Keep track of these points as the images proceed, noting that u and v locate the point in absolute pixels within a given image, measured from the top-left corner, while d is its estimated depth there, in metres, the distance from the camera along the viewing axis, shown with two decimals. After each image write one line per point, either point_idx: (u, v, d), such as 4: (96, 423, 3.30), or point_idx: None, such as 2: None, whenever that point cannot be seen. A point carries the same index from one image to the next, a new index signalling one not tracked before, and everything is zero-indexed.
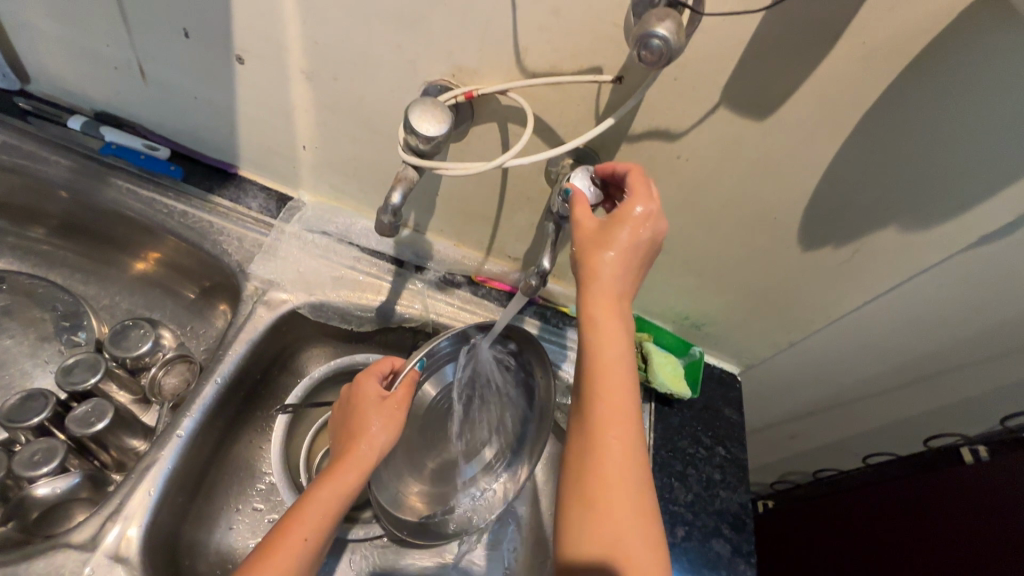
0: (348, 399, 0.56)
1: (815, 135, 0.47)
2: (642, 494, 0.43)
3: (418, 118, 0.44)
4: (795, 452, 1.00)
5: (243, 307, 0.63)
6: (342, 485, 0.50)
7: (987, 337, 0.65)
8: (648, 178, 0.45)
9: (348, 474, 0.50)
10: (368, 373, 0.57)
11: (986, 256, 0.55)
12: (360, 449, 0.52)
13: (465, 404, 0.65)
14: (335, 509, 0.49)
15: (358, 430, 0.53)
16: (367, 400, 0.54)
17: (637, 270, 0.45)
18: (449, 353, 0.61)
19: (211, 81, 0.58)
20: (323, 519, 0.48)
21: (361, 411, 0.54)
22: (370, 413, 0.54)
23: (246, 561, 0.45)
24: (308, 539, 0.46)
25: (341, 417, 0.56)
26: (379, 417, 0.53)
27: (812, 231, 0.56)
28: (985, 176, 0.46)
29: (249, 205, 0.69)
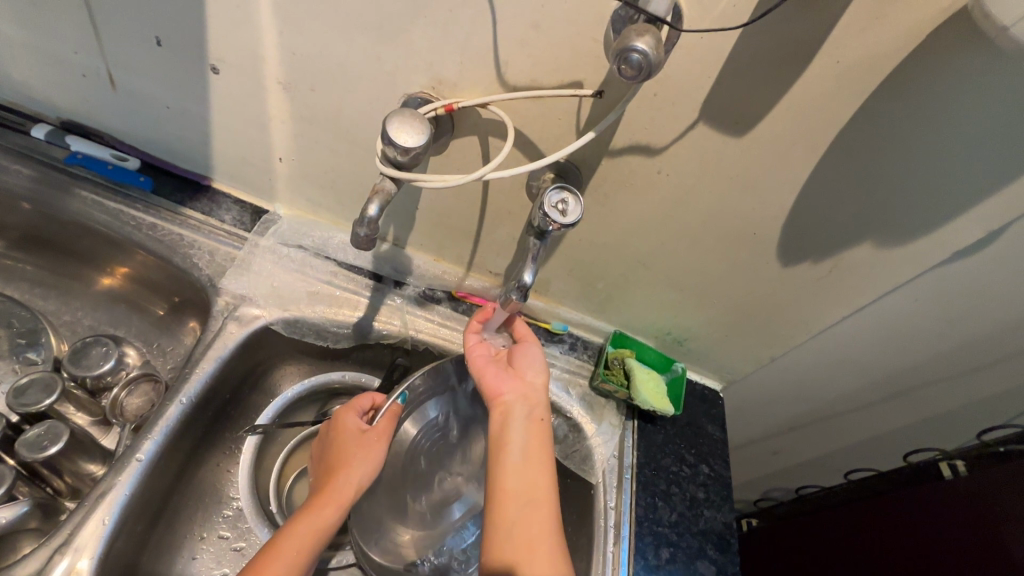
0: (330, 432, 0.56)
1: (793, 150, 0.47)
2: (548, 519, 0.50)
3: (396, 129, 0.43)
4: (777, 468, 1.00)
5: (212, 323, 0.60)
6: (321, 518, 0.49)
7: (959, 351, 0.67)
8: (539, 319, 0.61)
9: (326, 508, 0.49)
10: (349, 409, 0.56)
11: (958, 270, 0.57)
12: (339, 482, 0.51)
13: (448, 441, 0.62)
14: (311, 545, 0.47)
15: (339, 464, 0.52)
16: (347, 433, 0.54)
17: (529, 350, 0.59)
18: (430, 389, 0.60)
19: (185, 91, 0.56)
20: (297, 559, 0.46)
21: (343, 445, 0.53)
22: (350, 447, 0.53)
23: None
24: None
25: (320, 452, 0.56)
26: (360, 452, 0.53)
27: (791, 247, 0.56)
28: (954, 193, 0.47)
29: (222, 218, 0.67)
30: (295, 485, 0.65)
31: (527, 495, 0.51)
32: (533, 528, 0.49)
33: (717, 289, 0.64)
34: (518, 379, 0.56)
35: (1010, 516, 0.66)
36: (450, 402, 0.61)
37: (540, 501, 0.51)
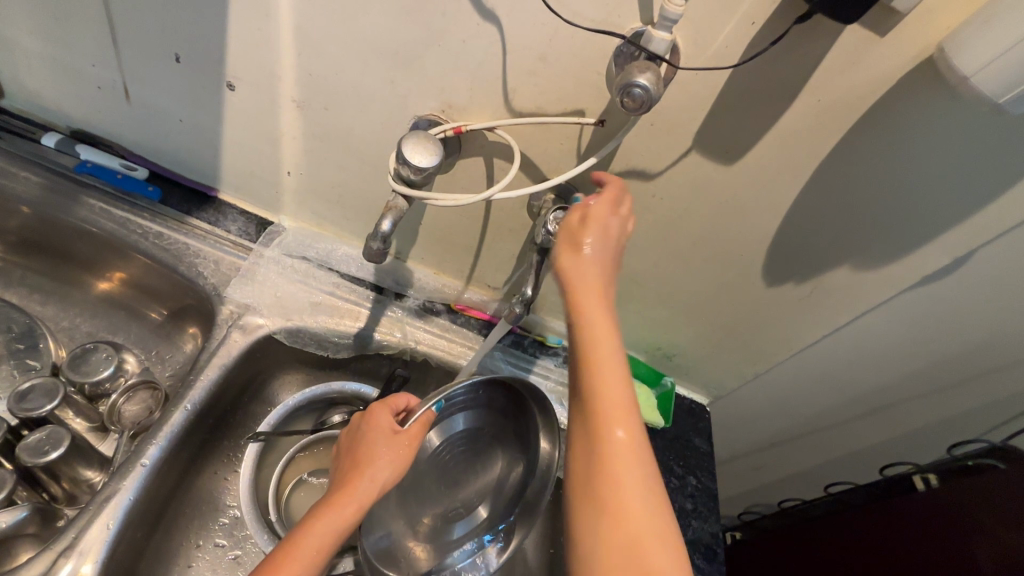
0: (358, 428, 0.55)
1: (778, 179, 0.51)
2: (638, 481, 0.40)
3: (411, 150, 0.45)
4: (760, 483, 1.03)
5: (217, 331, 0.61)
6: (341, 518, 0.48)
7: (930, 370, 0.71)
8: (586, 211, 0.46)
9: (347, 506, 0.48)
10: (379, 409, 0.55)
11: (927, 293, 0.61)
12: (363, 480, 0.50)
13: (467, 458, 0.62)
14: (329, 546, 0.47)
15: (362, 462, 0.51)
16: (376, 433, 0.53)
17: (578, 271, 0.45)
18: (462, 404, 0.60)
19: (199, 105, 0.58)
20: (315, 556, 0.46)
21: (371, 444, 0.52)
22: (379, 446, 0.52)
23: None
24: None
25: (347, 443, 0.55)
26: (388, 452, 0.51)
27: (775, 269, 0.60)
28: (923, 224, 0.51)
29: (228, 229, 0.68)
30: (294, 493, 0.65)
31: (585, 473, 0.42)
32: (588, 518, 0.41)
33: (706, 307, 0.67)
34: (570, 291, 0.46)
35: (976, 528, 0.71)
36: (477, 419, 0.61)
37: (598, 474, 0.41)
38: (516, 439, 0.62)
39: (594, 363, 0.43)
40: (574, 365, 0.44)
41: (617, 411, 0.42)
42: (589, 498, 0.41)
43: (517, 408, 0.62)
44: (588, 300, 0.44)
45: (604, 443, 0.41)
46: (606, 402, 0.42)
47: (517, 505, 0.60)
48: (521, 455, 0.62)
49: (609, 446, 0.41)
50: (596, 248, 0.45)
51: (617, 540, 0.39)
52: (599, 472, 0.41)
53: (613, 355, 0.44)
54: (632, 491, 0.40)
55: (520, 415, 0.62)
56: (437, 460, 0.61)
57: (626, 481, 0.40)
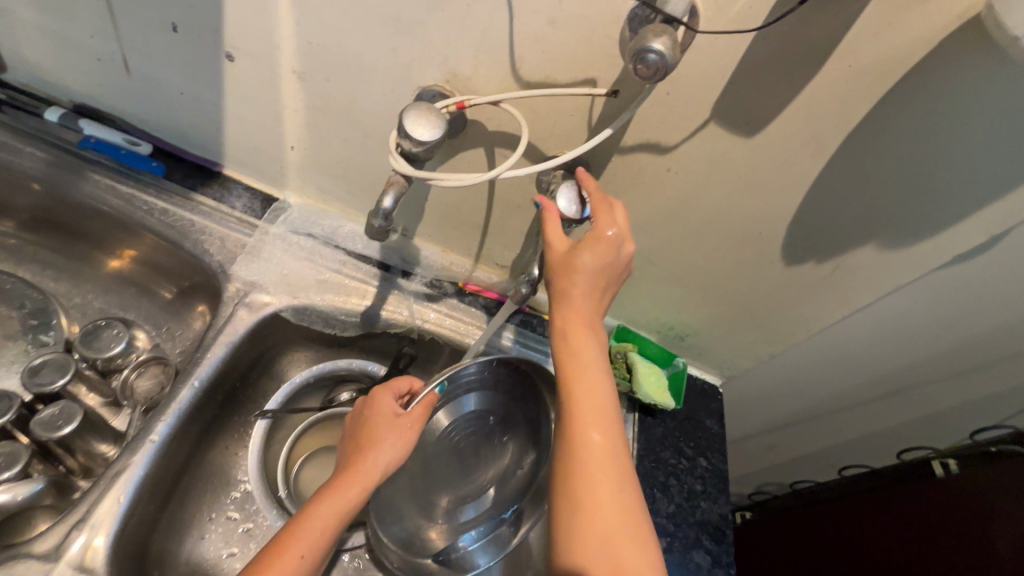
0: (361, 412, 0.54)
1: (801, 152, 0.48)
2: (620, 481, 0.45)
3: (412, 122, 0.43)
4: (771, 463, 1.02)
5: (223, 309, 0.61)
6: (344, 500, 0.48)
7: (955, 353, 0.69)
8: (611, 203, 0.47)
9: (350, 488, 0.48)
10: (383, 392, 0.55)
11: (956, 273, 0.57)
12: (367, 462, 0.50)
13: (477, 441, 0.61)
14: (333, 526, 0.47)
15: (366, 445, 0.51)
16: (379, 414, 0.53)
17: (588, 274, 0.46)
18: (471, 385, 0.59)
19: (198, 77, 0.56)
20: (318, 536, 0.46)
21: (374, 426, 0.52)
22: (382, 428, 0.52)
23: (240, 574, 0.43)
24: (305, 556, 0.45)
25: (351, 426, 0.55)
26: (391, 435, 0.51)
27: (795, 247, 0.57)
28: (956, 199, 0.49)
29: (233, 205, 0.67)
30: (302, 471, 0.65)
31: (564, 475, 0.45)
32: (568, 515, 0.44)
33: (720, 286, 0.65)
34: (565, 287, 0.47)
35: (998, 517, 0.68)
36: (486, 402, 0.61)
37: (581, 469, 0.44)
38: (526, 423, 0.62)
39: (581, 367, 0.47)
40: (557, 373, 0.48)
41: (596, 417, 0.46)
42: (568, 497, 0.44)
43: (527, 391, 0.61)
44: (574, 311, 0.47)
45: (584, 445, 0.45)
46: (587, 407, 0.46)
47: (530, 485, 0.59)
48: (531, 440, 0.61)
49: (588, 448, 0.45)
50: (592, 266, 0.46)
51: (594, 535, 0.43)
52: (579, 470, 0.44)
53: (593, 364, 0.47)
54: (608, 487, 0.44)
55: (531, 399, 0.61)
56: (448, 440, 0.60)
57: (600, 479, 0.44)
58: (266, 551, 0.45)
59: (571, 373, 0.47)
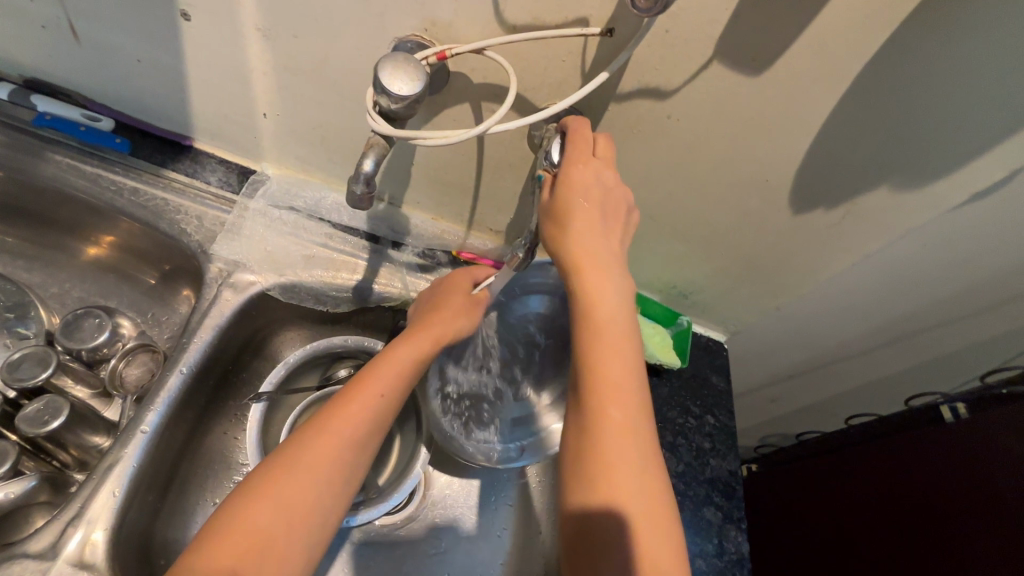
0: (440, 285, 0.58)
1: (812, 91, 0.44)
2: (638, 451, 0.43)
3: (388, 76, 0.39)
4: (776, 414, 1.02)
5: (206, 291, 0.58)
6: (421, 345, 0.51)
7: (966, 296, 0.67)
8: (586, 130, 0.44)
9: (422, 338, 0.52)
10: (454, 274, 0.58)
11: (971, 214, 0.55)
12: (437, 317, 0.53)
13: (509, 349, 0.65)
14: (410, 372, 0.50)
15: (439, 308, 0.54)
16: (452, 286, 0.56)
17: (599, 207, 0.44)
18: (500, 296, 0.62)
19: (154, 41, 0.52)
20: (393, 380, 0.49)
21: (447, 296, 0.55)
22: (455, 295, 0.55)
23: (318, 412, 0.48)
24: (383, 395, 0.49)
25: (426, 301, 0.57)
26: (461, 299, 0.55)
27: (804, 195, 0.54)
28: (975, 133, 0.46)
29: (208, 180, 0.63)
30: None
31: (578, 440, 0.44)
32: (579, 486, 0.43)
33: (725, 240, 0.62)
34: (577, 230, 0.44)
35: (1000, 455, 0.68)
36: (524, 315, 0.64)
37: (593, 438, 0.43)
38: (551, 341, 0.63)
39: (597, 330, 0.44)
40: (575, 338, 0.46)
41: (616, 392, 0.43)
42: (579, 464, 0.43)
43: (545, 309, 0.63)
44: (593, 269, 0.44)
45: (600, 422, 0.43)
46: (608, 380, 0.44)
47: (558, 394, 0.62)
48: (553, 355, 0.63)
49: (605, 424, 0.43)
50: (587, 203, 0.44)
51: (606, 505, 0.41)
52: (594, 445, 0.42)
53: (617, 331, 0.45)
54: (626, 465, 0.42)
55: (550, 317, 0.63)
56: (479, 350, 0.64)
57: (618, 450, 0.42)
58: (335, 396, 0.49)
59: (592, 342, 0.45)
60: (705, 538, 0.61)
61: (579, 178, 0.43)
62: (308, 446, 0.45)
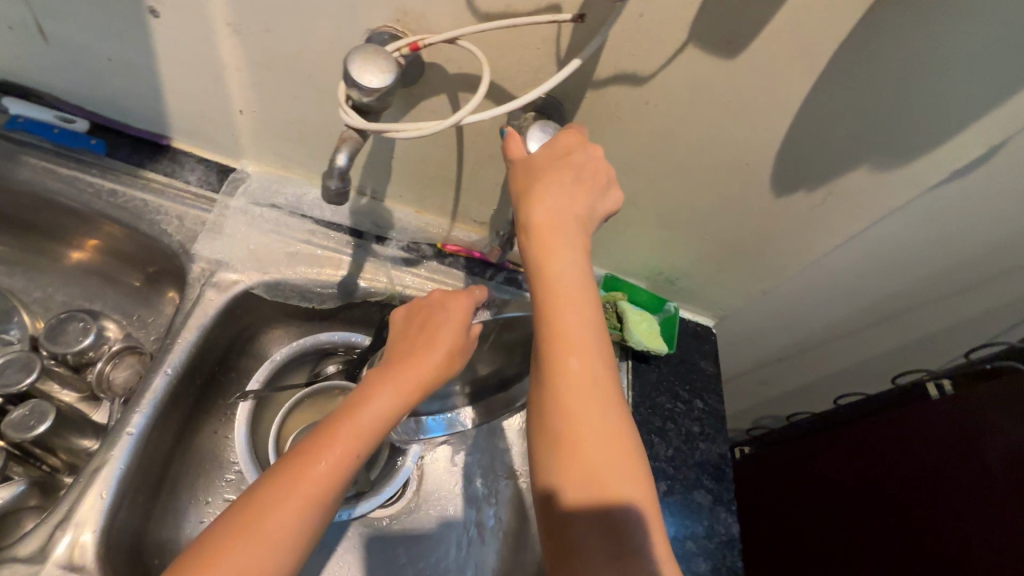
0: (429, 311, 0.51)
1: (787, 72, 0.44)
2: (604, 407, 0.43)
3: (358, 69, 0.39)
4: (769, 396, 1.03)
5: (190, 291, 0.58)
6: (402, 394, 0.46)
7: (949, 274, 0.68)
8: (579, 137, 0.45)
9: (404, 386, 0.46)
10: (444, 301, 0.51)
11: (953, 191, 0.55)
12: (422, 359, 0.48)
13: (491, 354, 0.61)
14: (388, 422, 0.45)
15: (424, 347, 0.49)
16: (441, 320, 0.50)
17: (557, 167, 0.43)
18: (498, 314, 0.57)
19: (125, 40, 0.51)
20: (369, 436, 0.44)
21: (435, 330, 0.49)
22: (443, 333, 0.49)
23: (281, 464, 0.42)
24: (358, 454, 0.43)
25: (410, 326, 0.51)
26: (449, 339, 0.49)
27: (784, 177, 0.54)
28: (950, 110, 0.46)
29: (187, 179, 0.63)
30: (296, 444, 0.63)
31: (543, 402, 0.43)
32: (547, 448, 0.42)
33: (709, 224, 0.62)
34: (534, 193, 0.43)
35: (991, 431, 0.68)
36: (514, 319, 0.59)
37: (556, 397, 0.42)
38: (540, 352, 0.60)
39: (557, 292, 0.43)
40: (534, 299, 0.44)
41: (577, 345, 0.43)
42: (546, 426, 0.42)
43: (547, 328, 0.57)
44: (548, 230, 0.43)
45: (563, 382, 0.42)
46: (571, 342, 0.43)
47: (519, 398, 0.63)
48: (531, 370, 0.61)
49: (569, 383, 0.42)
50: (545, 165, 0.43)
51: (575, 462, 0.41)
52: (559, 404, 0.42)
53: (578, 290, 0.44)
54: (592, 422, 0.42)
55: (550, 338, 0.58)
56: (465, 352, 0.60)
57: (582, 408, 0.42)
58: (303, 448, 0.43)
59: (551, 301, 0.43)
60: (695, 521, 0.62)
61: (549, 156, 0.44)
62: (276, 514, 0.39)
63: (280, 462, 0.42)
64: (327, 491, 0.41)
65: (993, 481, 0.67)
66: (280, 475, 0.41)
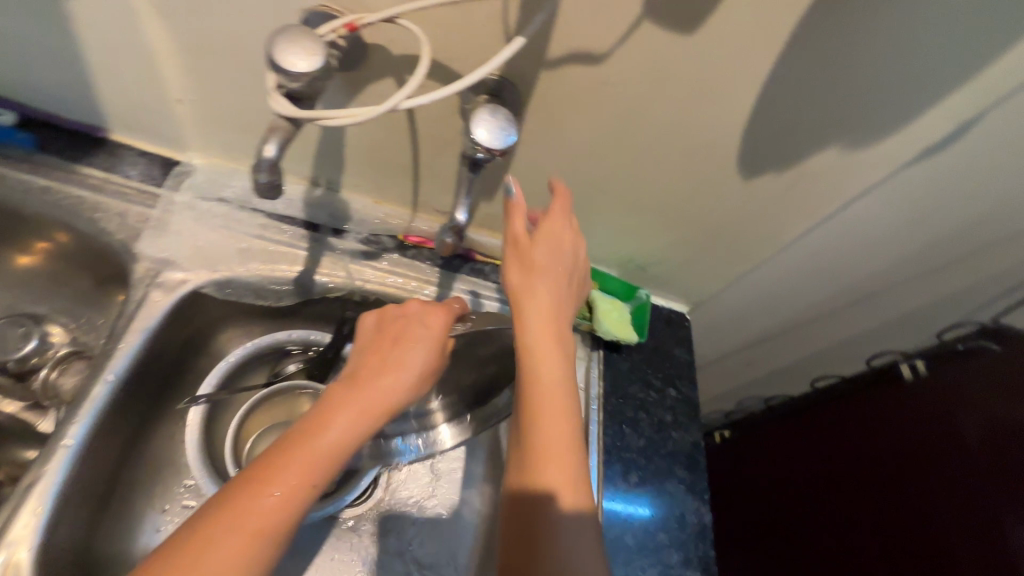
0: (403, 323, 0.48)
1: (748, 48, 0.42)
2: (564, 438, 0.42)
3: (282, 51, 0.35)
4: (748, 378, 1.02)
5: (133, 292, 0.55)
6: (368, 416, 0.42)
7: (924, 254, 0.67)
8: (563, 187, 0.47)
9: (372, 408, 0.42)
10: (418, 316, 0.48)
11: (925, 171, 0.54)
12: (392, 376, 0.44)
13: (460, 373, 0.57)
14: (350, 449, 0.41)
15: (394, 363, 0.45)
16: (414, 335, 0.47)
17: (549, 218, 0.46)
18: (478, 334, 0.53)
19: (38, 25, 0.46)
20: (330, 463, 0.40)
21: (407, 346, 0.46)
22: (415, 350, 0.46)
23: (229, 493, 0.37)
24: (315, 484, 0.39)
25: (383, 336, 0.47)
26: (423, 357, 0.46)
27: (752, 159, 0.52)
28: (919, 86, 0.44)
29: (128, 173, 0.59)
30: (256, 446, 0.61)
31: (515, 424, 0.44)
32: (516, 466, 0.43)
33: (678, 209, 0.60)
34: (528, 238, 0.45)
35: (971, 406, 0.69)
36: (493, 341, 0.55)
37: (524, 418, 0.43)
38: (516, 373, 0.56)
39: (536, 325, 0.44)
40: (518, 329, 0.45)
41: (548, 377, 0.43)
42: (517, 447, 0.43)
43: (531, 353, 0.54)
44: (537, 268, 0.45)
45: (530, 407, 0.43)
46: (547, 406, 0.43)
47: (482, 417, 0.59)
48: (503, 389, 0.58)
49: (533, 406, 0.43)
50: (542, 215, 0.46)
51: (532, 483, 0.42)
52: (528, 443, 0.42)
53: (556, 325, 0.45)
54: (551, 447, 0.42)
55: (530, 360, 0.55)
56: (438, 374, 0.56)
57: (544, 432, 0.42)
58: (249, 477, 0.37)
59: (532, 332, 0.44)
60: (667, 512, 0.61)
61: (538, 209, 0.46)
62: (216, 556, 0.34)
63: (227, 491, 0.37)
64: (277, 527, 0.36)
65: (971, 456, 0.67)
66: (227, 510, 0.36)
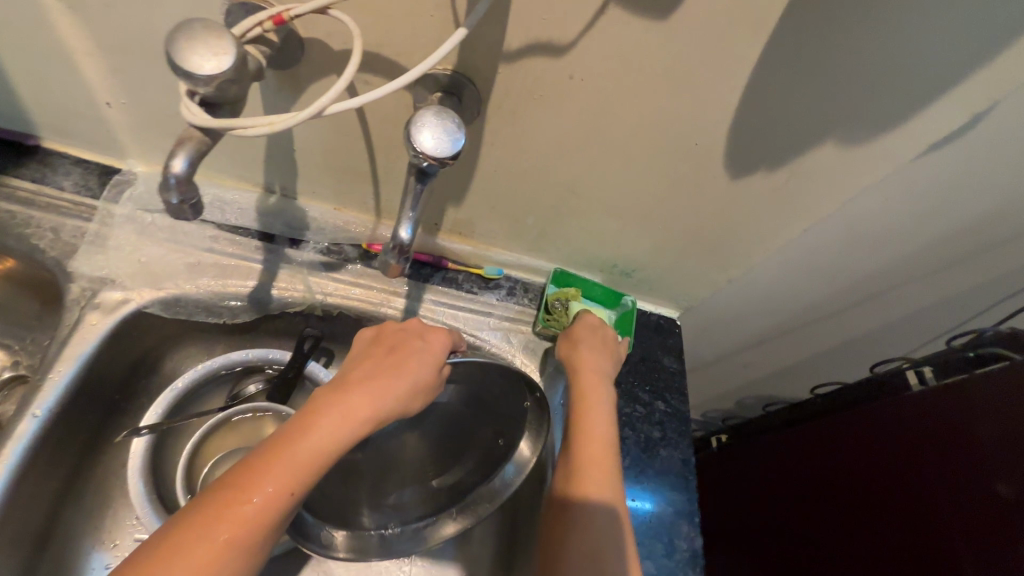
0: (401, 337, 0.45)
1: (732, 34, 0.37)
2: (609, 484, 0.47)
3: (184, 52, 0.31)
4: (746, 380, 0.98)
5: (67, 316, 0.51)
6: (358, 424, 0.38)
7: (931, 251, 0.62)
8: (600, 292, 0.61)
9: (360, 416, 0.39)
10: (420, 331, 0.46)
11: (932, 165, 0.49)
12: (387, 383, 0.41)
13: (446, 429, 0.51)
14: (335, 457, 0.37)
15: (389, 372, 0.42)
16: (412, 350, 0.44)
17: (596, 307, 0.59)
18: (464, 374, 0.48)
19: None
20: (314, 470, 0.36)
21: (403, 357, 0.43)
22: (412, 362, 0.43)
23: (206, 496, 0.34)
24: (295, 493, 0.35)
25: (378, 348, 0.45)
26: (420, 370, 0.43)
27: (741, 157, 0.47)
28: (927, 72, 0.39)
29: (61, 185, 0.54)
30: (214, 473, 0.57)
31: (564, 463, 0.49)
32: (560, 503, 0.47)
33: (662, 212, 0.55)
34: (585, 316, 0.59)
35: (982, 411, 0.60)
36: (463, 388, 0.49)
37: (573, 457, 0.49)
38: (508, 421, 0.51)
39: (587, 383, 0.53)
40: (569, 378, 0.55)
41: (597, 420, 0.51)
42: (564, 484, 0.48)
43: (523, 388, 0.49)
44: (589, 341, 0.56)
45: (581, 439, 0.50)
46: (593, 452, 0.48)
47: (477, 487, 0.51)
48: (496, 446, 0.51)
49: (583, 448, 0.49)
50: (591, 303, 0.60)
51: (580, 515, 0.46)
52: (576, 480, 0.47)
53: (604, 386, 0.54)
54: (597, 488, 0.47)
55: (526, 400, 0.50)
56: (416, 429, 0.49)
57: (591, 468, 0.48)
58: (227, 482, 0.35)
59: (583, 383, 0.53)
60: (655, 538, 0.57)
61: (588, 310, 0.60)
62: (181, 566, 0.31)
63: (204, 493, 0.34)
64: (250, 537, 0.33)
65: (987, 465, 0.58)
66: (201, 513, 0.33)
